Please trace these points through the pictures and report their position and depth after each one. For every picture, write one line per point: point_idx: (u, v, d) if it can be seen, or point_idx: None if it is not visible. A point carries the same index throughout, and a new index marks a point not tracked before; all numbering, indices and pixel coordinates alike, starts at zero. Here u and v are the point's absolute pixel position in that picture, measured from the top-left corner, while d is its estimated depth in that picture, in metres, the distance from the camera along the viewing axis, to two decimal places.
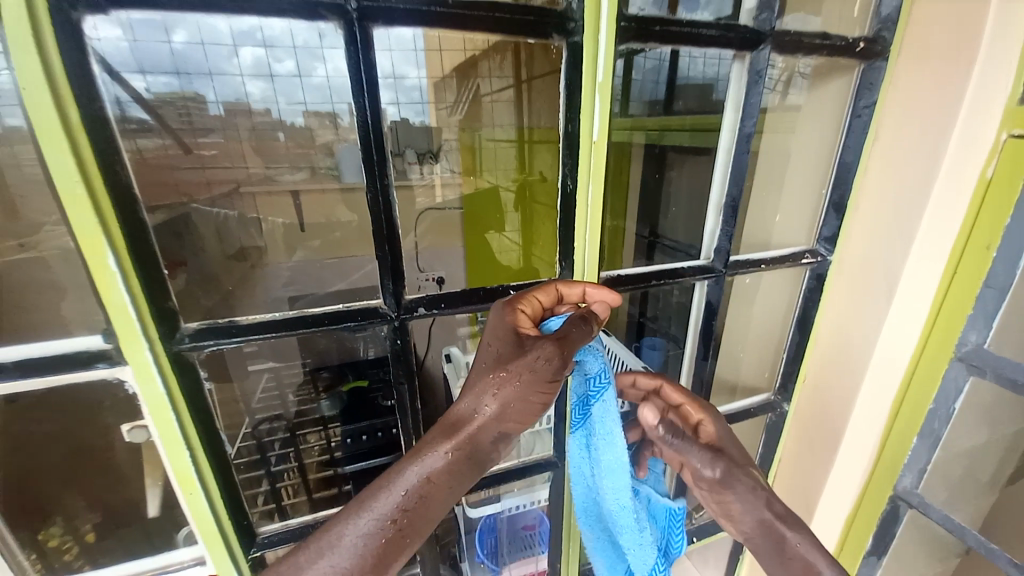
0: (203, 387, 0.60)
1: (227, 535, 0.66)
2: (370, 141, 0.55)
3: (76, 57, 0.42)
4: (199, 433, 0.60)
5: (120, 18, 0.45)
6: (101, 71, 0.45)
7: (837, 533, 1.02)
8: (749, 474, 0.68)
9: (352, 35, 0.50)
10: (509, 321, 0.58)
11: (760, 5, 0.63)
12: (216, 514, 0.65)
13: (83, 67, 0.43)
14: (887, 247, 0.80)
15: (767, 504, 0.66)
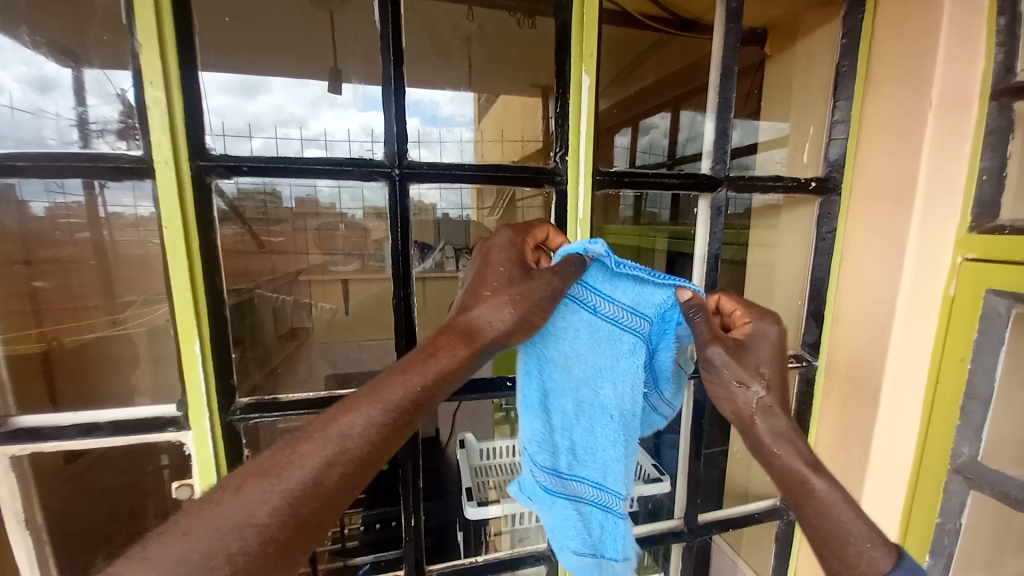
0: (243, 456, 0.70)
1: None
2: (399, 262, 0.71)
3: (203, 206, 0.62)
4: None
5: (236, 182, 0.65)
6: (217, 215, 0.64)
7: (899, 533, 0.87)
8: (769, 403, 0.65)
9: (393, 189, 0.69)
10: (518, 249, 0.63)
11: (715, 159, 0.80)
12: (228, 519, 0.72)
13: (204, 207, 0.62)
14: (867, 356, 0.85)
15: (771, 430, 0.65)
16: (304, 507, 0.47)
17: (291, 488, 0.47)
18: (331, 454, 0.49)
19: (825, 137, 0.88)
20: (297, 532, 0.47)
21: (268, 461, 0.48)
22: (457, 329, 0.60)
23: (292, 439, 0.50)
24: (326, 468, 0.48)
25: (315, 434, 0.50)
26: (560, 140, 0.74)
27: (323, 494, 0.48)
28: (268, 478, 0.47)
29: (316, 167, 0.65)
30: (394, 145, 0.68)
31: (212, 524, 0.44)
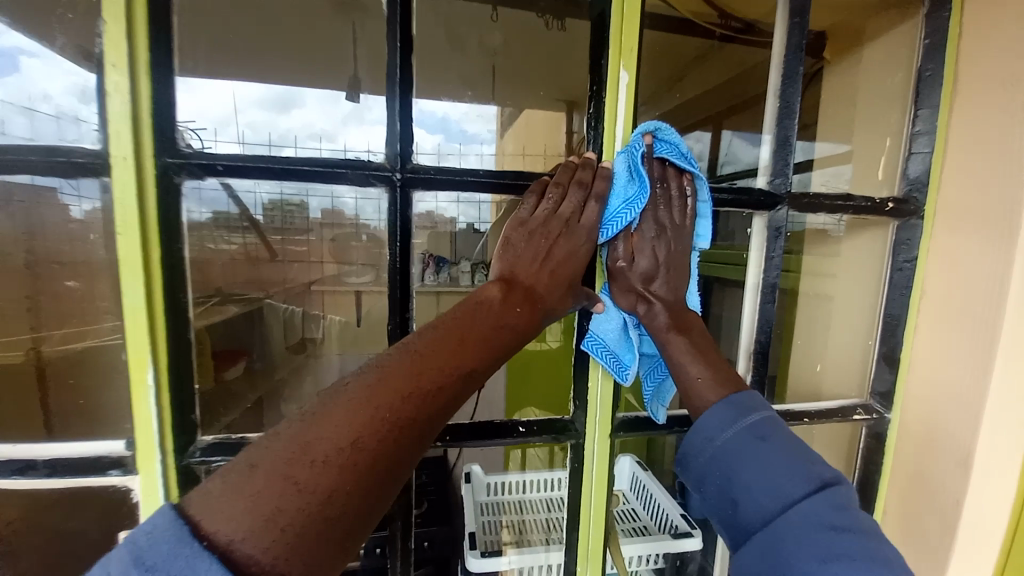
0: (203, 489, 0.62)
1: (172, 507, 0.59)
2: (397, 281, 0.59)
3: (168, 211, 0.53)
4: None
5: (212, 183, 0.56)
6: (186, 228, 0.56)
7: None
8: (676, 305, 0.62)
9: (393, 197, 0.58)
10: (550, 211, 0.58)
11: (773, 172, 0.68)
12: None
13: (169, 211, 0.53)
14: (954, 413, 0.70)
15: (672, 324, 0.61)
16: (430, 419, 0.44)
17: (416, 399, 0.44)
18: (452, 370, 0.47)
19: (904, 151, 0.75)
20: (416, 442, 0.43)
21: (391, 373, 0.44)
22: (537, 283, 0.56)
23: (412, 352, 0.46)
24: (443, 384, 0.46)
25: (435, 352, 0.47)
26: (592, 145, 0.63)
27: (439, 410, 0.45)
28: (397, 386, 0.43)
29: (305, 169, 0.55)
30: (397, 145, 0.58)
31: (335, 444, 0.39)
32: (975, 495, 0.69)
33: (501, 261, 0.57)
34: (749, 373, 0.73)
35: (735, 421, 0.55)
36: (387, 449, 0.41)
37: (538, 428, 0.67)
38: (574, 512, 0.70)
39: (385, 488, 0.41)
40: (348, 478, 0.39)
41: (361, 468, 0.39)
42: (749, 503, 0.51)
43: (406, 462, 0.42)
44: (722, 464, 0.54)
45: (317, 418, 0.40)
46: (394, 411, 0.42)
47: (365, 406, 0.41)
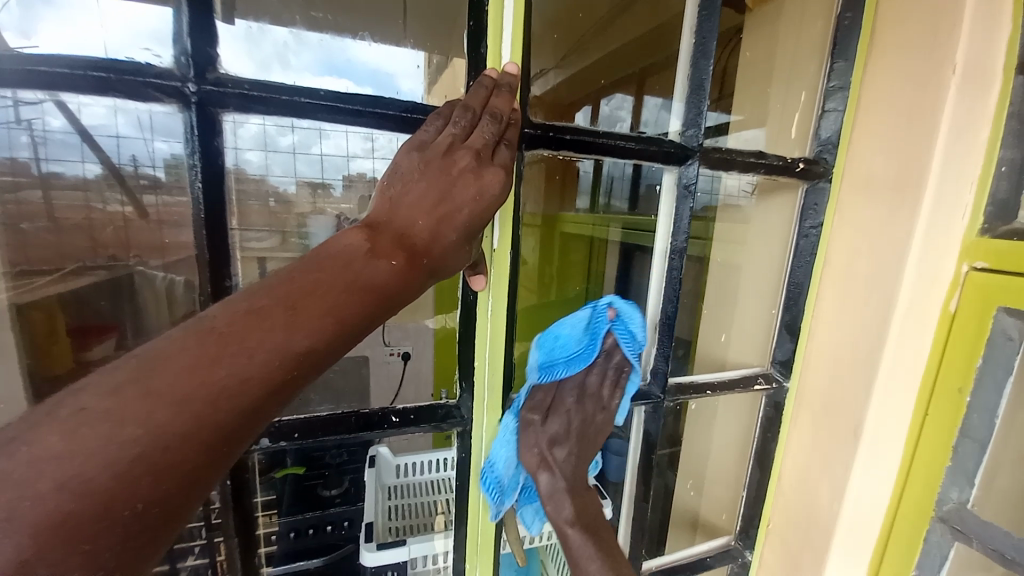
0: None
1: None
2: (205, 225, 0.47)
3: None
4: None
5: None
6: None
7: None
8: (579, 440, 0.62)
9: (190, 117, 0.44)
10: (449, 141, 0.45)
11: (685, 122, 0.61)
12: None
13: None
14: (849, 379, 0.70)
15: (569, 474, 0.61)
16: (229, 431, 0.30)
17: (204, 403, 0.29)
18: (271, 356, 0.32)
19: (818, 107, 0.70)
20: (204, 467, 0.29)
21: (161, 368, 0.29)
22: (419, 226, 0.42)
23: (210, 332, 0.31)
24: (257, 377, 0.31)
25: (244, 330, 0.32)
26: (471, 70, 0.51)
27: (251, 418, 0.31)
28: (185, 391, 0.29)
29: (43, 72, 0.39)
30: (186, 42, 0.43)
31: (35, 488, 0.25)
32: (864, 459, 0.70)
33: (383, 197, 0.43)
34: (654, 346, 0.68)
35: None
36: (142, 488, 0.27)
37: (415, 417, 0.57)
38: (461, 504, 0.63)
39: (143, 542, 0.28)
40: (60, 538, 0.25)
41: (91, 516, 0.26)
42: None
43: (186, 495, 0.29)
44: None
45: (21, 447, 0.25)
46: (162, 426, 0.28)
47: (110, 420, 0.27)
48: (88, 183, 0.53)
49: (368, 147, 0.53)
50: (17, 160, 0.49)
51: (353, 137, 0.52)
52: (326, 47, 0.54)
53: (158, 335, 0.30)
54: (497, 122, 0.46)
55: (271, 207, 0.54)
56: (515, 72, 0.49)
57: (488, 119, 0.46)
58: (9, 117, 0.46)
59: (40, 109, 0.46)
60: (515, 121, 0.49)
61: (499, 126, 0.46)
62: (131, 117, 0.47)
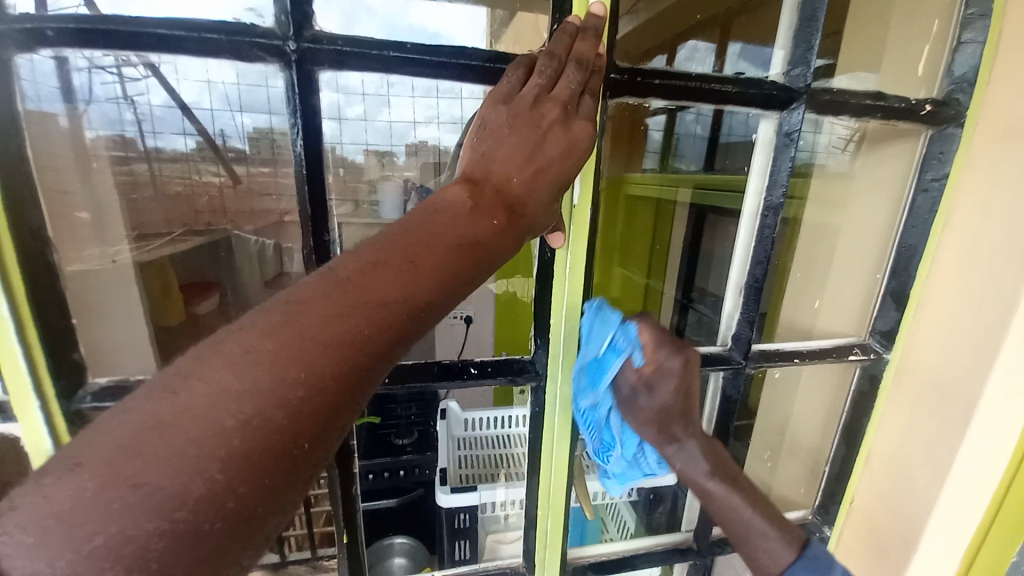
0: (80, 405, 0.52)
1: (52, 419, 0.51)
2: (305, 182, 0.50)
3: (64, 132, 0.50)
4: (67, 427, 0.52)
5: (95, 71, 0.47)
6: (27, 128, 0.46)
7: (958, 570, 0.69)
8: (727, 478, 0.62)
9: (291, 77, 0.47)
10: (533, 90, 0.44)
11: (790, 61, 0.55)
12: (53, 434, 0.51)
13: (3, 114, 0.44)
14: (963, 352, 0.63)
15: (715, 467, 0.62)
16: (365, 371, 0.34)
17: (348, 347, 0.33)
18: (388, 301, 0.35)
19: (952, 39, 0.60)
20: (346, 401, 0.33)
21: (304, 317, 0.33)
22: (518, 184, 0.43)
23: (342, 281, 0.35)
24: (388, 323, 0.35)
25: (374, 280, 0.35)
26: (556, 13, 0.48)
27: (373, 360, 0.34)
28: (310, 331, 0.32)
29: (162, 33, 0.43)
30: (286, 0, 0.44)
31: (218, 423, 0.29)
32: (976, 441, 0.63)
33: (475, 152, 0.44)
34: (738, 310, 0.65)
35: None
36: (287, 419, 0.31)
37: (492, 369, 0.59)
38: (535, 456, 0.65)
39: (303, 468, 0.32)
40: (245, 464, 0.29)
41: (266, 450, 0.30)
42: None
43: (330, 433, 0.33)
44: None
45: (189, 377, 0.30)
46: (313, 369, 0.32)
47: (259, 355, 0.31)
48: (186, 156, 0.58)
49: (431, 114, 0.57)
50: (125, 136, 0.54)
51: (421, 101, 0.55)
52: (385, 11, 0.50)
53: (293, 288, 0.35)
54: (582, 71, 0.45)
55: (343, 176, 0.54)
56: (601, 13, 0.47)
57: (577, 66, 0.45)
58: (117, 94, 0.51)
59: (144, 85, 0.51)
60: (599, 68, 0.48)
61: (583, 76, 0.45)
62: (220, 94, 0.51)
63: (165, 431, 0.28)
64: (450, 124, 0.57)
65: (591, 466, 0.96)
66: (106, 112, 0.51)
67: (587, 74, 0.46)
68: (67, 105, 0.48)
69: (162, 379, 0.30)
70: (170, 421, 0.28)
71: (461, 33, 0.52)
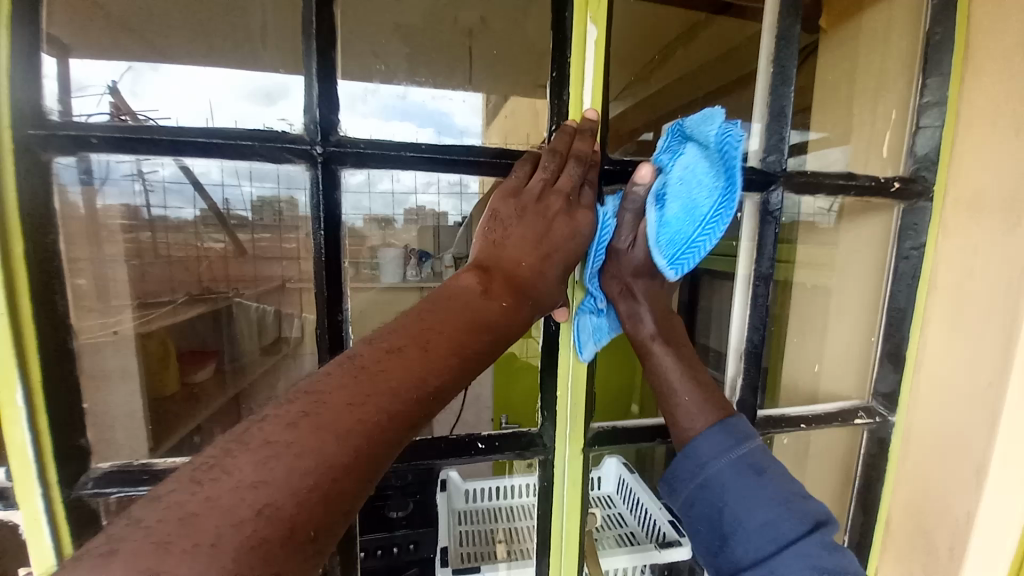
0: (82, 493, 0.51)
1: (53, 509, 0.50)
2: (322, 267, 0.53)
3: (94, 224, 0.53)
4: (67, 517, 0.51)
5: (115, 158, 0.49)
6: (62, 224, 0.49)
7: None
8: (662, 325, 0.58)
9: (315, 175, 0.51)
10: (536, 186, 0.48)
11: (766, 148, 0.60)
12: (53, 524, 0.50)
13: (43, 212, 0.47)
14: (965, 416, 0.63)
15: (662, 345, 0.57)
16: (376, 460, 0.34)
17: (363, 438, 0.34)
18: (405, 388, 0.36)
19: (911, 125, 0.66)
20: (357, 491, 0.33)
21: (326, 404, 0.34)
22: (525, 269, 0.46)
23: (361, 369, 0.36)
24: (400, 413, 0.36)
25: (390, 369, 0.36)
26: (555, 114, 0.54)
27: (390, 447, 0.35)
28: (333, 423, 0.33)
29: (197, 140, 0.47)
30: (316, 111, 0.50)
31: (235, 515, 0.29)
32: (990, 508, 0.62)
33: (485, 241, 0.48)
34: (740, 376, 0.66)
35: (728, 449, 0.51)
36: (310, 513, 0.31)
37: (499, 444, 0.59)
38: (545, 535, 0.63)
39: (310, 561, 0.31)
40: (259, 556, 0.28)
41: (278, 541, 0.29)
42: (743, 541, 0.48)
43: (341, 520, 0.33)
44: (713, 492, 0.50)
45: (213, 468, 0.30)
46: (326, 459, 0.32)
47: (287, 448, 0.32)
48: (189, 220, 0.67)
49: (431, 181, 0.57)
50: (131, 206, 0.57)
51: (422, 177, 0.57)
52: (394, 99, 0.60)
53: (314, 376, 0.36)
54: (581, 167, 0.49)
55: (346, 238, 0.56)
56: (595, 117, 0.52)
57: (577, 163, 0.49)
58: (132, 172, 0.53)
59: (158, 163, 0.51)
60: (595, 162, 0.52)
61: (582, 172, 0.49)
62: (230, 169, 0.54)
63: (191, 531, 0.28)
64: (448, 189, 0.60)
65: (601, 539, 0.93)
66: (117, 186, 0.53)
67: (586, 170, 0.50)
68: (84, 184, 0.50)
69: (188, 469, 0.31)
70: (194, 515, 0.28)
71: (456, 113, 0.63)
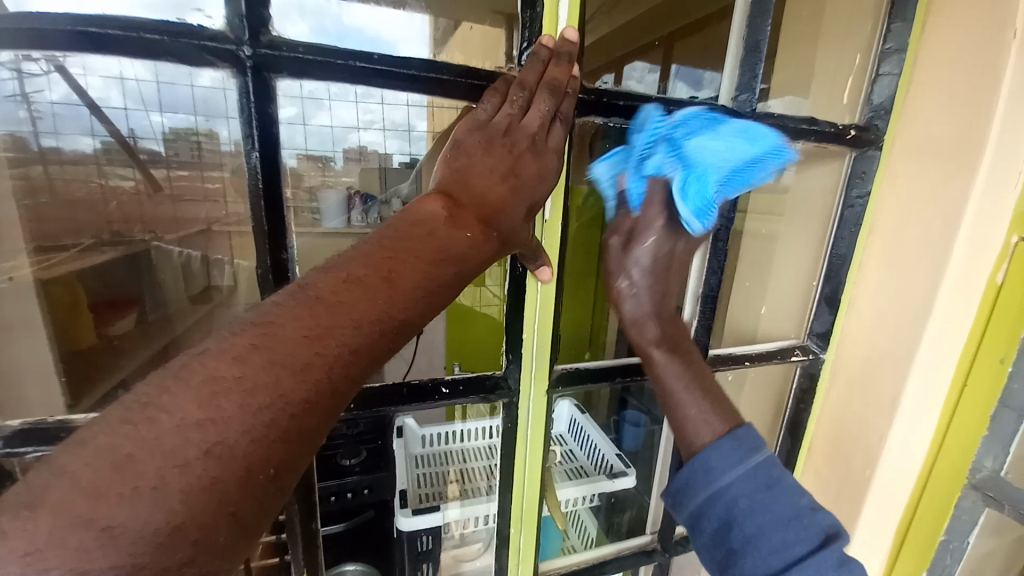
0: None
1: None
2: (262, 198, 0.46)
3: None
4: None
5: None
6: None
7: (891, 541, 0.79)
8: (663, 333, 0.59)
9: (246, 84, 0.43)
10: (502, 112, 0.44)
11: (738, 87, 0.59)
12: None
13: None
14: (887, 349, 0.70)
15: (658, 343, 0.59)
16: (341, 395, 0.32)
17: (322, 376, 0.31)
18: (374, 329, 0.33)
19: (871, 71, 0.67)
20: (321, 428, 0.32)
21: (275, 340, 0.30)
22: (495, 201, 0.42)
23: (319, 303, 0.32)
24: (364, 349, 0.33)
25: (351, 304, 0.33)
26: (527, 30, 0.48)
27: (349, 389, 0.33)
28: (288, 362, 0.30)
29: (93, 32, 0.38)
30: (241, 2, 0.41)
31: (180, 456, 0.26)
32: (901, 427, 0.71)
33: (449, 170, 0.42)
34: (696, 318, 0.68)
35: (738, 461, 0.52)
36: (270, 457, 0.29)
37: (464, 387, 0.57)
38: (507, 471, 0.64)
39: (272, 501, 0.30)
40: (210, 499, 0.27)
41: (233, 482, 0.28)
42: (751, 556, 0.49)
43: (299, 463, 0.31)
44: (723, 502, 0.51)
45: (153, 411, 0.27)
46: (282, 397, 0.30)
47: (240, 390, 0.29)
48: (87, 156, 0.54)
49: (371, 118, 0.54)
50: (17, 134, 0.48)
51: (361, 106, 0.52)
52: None
53: (259, 309, 0.32)
54: (555, 94, 0.45)
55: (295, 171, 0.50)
56: (573, 37, 0.47)
57: (551, 90, 0.45)
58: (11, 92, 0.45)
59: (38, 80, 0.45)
60: (572, 90, 0.48)
61: (554, 99, 0.45)
62: (133, 94, 0.48)
63: (140, 476, 0.26)
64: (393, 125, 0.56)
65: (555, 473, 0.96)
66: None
67: (559, 98, 0.46)
68: None
69: (116, 411, 0.27)
70: (130, 457, 0.26)
71: (406, 34, 0.50)
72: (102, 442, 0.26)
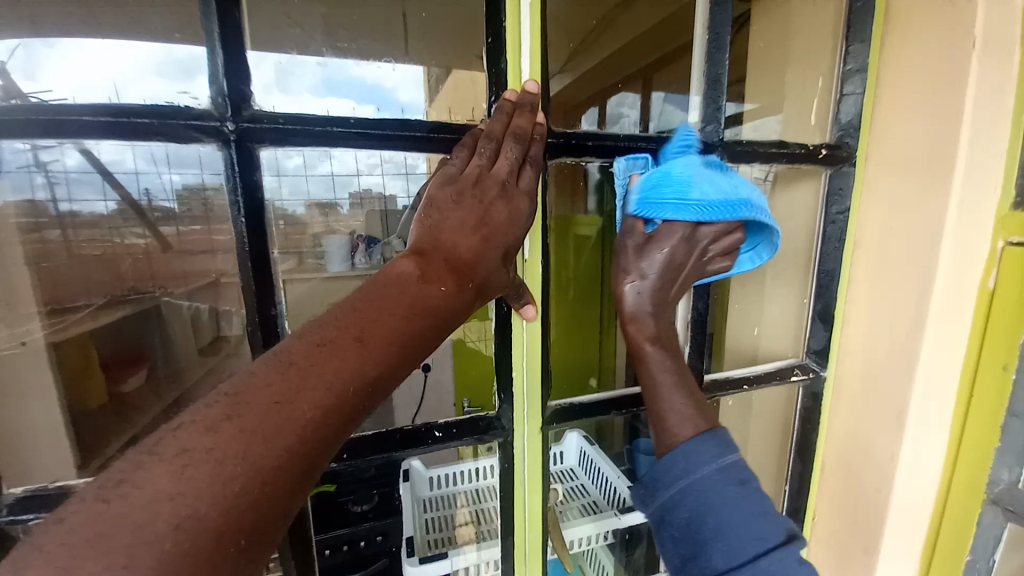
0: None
1: None
2: (247, 259, 0.48)
3: None
4: None
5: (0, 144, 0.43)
6: None
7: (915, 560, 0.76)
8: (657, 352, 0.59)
9: (229, 156, 0.46)
10: (472, 167, 0.46)
11: (704, 118, 0.61)
12: None
13: None
14: (884, 363, 0.69)
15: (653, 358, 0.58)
16: (317, 454, 0.33)
17: (295, 437, 0.32)
18: (348, 385, 0.34)
19: (835, 92, 0.69)
20: (299, 487, 0.32)
21: (251, 405, 0.31)
22: (467, 252, 0.43)
23: (293, 365, 0.33)
24: (338, 406, 0.34)
25: (325, 363, 0.34)
26: (493, 85, 0.51)
27: (327, 446, 0.33)
28: (262, 426, 0.31)
29: (85, 120, 0.41)
30: (222, 82, 0.44)
31: (151, 529, 0.27)
32: (911, 444, 0.69)
33: (422, 225, 0.44)
34: (688, 343, 0.68)
35: (715, 458, 0.51)
36: (242, 523, 0.29)
37: (457, 430, 0.57)
38: (507, 514, 0.63)
39: (247, 568, 0.30)
40: (185, 570, 0.27)
41: (205, 551, 0.28)
42: (721, 549, 0.48)
43: (275, 526, 0.31)
44: (695, 497, 0.50)
45: (128, 484, 0.28)
46: (256, 462, 0.30)
47: (214, 458, 0.29)
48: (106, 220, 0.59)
49: (375, 163, 0.54)
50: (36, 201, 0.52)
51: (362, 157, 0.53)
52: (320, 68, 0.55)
53: (239, 374, 0.33)
54: (520, 146, 0.48)
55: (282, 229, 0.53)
56: (535, 90, 0.50)
57: (515, 143, 0.48)
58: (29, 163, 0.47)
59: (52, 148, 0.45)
60: (539, 137, 0.50)
61: (519, 150, 0.48)
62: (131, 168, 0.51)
63: (113, 552, 0.26)
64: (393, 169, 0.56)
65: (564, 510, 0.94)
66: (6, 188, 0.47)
67: (526, 149, 0.49)
68: None
69: (94, 488, 0.28)
70: (101, 535, 0.26)
71: (398, 87, 0.56)
72: (78, 519, 0.26)
